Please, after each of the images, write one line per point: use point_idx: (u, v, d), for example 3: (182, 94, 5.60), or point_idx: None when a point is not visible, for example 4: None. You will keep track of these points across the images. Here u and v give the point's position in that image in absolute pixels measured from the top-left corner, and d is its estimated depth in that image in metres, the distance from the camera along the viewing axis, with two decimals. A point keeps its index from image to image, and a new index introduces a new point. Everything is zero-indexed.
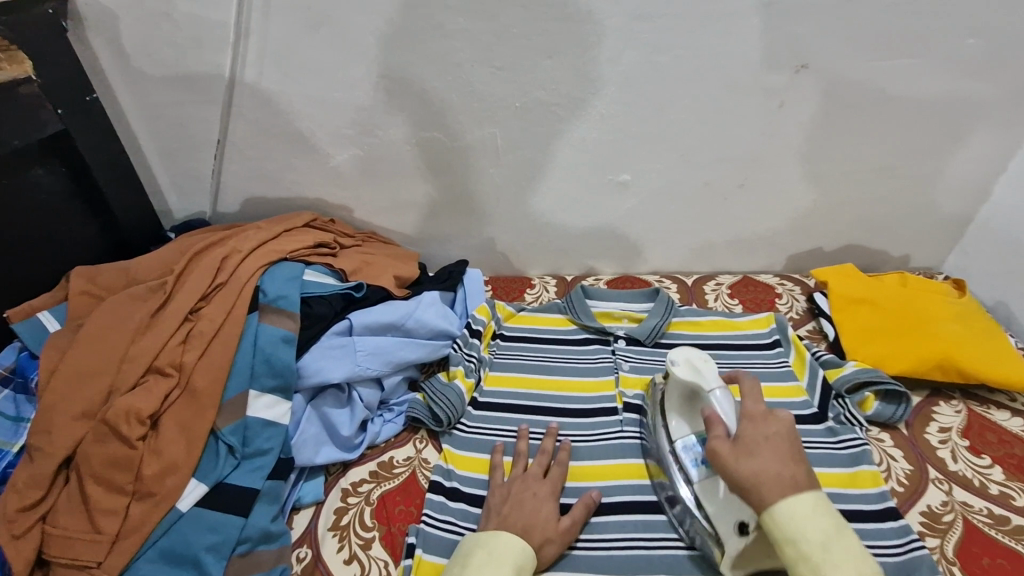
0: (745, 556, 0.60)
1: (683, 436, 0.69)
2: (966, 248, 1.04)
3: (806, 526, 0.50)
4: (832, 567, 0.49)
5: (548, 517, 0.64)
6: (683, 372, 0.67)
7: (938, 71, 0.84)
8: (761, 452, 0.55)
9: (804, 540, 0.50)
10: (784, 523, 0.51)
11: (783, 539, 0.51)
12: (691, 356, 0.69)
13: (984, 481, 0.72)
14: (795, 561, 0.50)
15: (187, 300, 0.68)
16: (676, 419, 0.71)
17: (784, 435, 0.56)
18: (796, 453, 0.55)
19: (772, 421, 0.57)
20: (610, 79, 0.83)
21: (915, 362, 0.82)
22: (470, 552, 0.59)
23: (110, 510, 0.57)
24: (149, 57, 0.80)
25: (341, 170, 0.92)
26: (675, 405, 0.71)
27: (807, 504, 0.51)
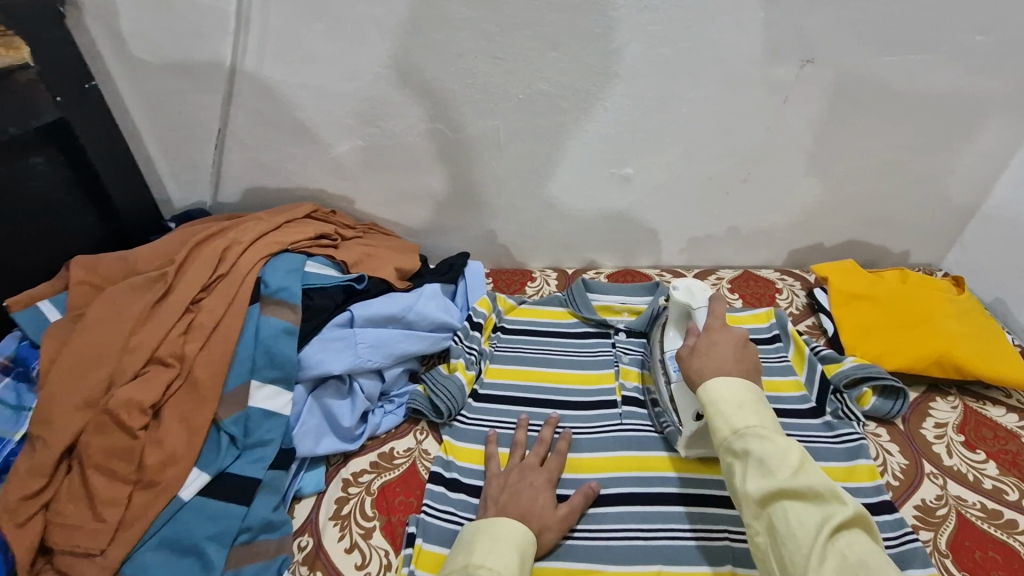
0: (696, 438, 0.70)
1: (672, 347, 0.79)
2: (967, 245, 1.05)
3: (721, 387, 0.58)
4: (738, 416, 0.56)
5: (546, 505, 0.65)
6: (680, 296, 0.77)
7: (943, 67, 0.84)
8: (710, 353, 0.64)
9: (719, 397, 0.58)
10: (705, 386, 0.59)
11: (703, 399, 0.59)
12: (692, 285, 0.78)
13: (978, 476, 0.73)
14: (710, 414, 0.58)
15: (188, 291, 0.68)
16: (673, 332, 0.80)
17: (734, 341, 0.64)
18: (742, 353, 0.63)
19: (726, 331, 0.66)
20: (614, 71, 0.82)
21: (914, 358, 0.83)
22: (472, 539, 0.58)
23: (112, 500, 0.57)
24: (149, 44, 0.80)
25: (343, 161, 0.92)
26: (674, 320, 0.80)
27: (727, 375, 0.60)
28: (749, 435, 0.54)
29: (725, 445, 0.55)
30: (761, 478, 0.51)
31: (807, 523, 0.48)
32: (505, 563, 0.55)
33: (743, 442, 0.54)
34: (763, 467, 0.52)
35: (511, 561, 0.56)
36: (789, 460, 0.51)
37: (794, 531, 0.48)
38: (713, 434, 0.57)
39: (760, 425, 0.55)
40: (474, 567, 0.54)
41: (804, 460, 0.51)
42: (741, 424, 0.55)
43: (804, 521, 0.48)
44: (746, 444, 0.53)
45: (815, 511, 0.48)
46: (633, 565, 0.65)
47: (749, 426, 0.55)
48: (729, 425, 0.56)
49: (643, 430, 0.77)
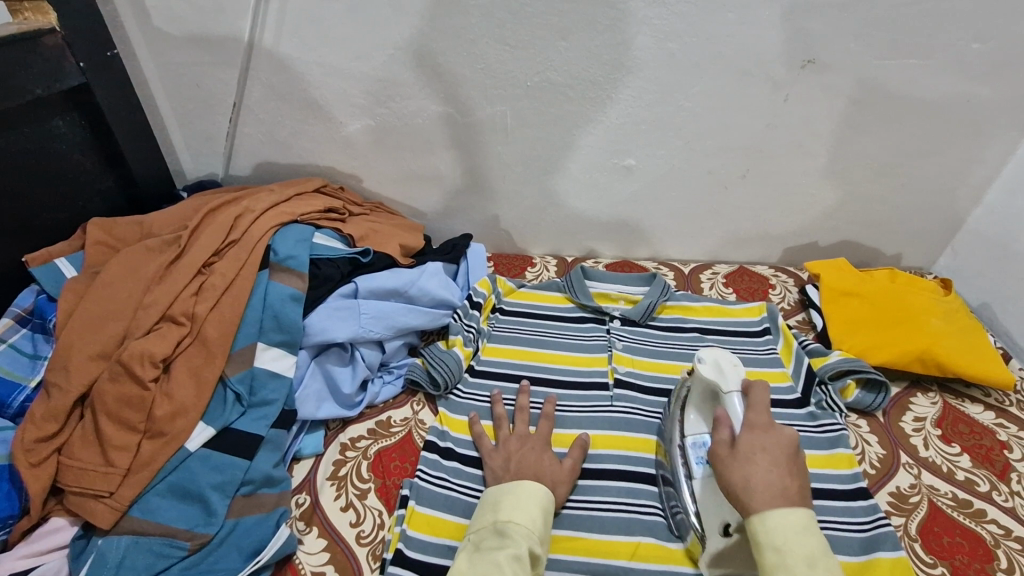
0: (723, 557, 0.61)
1: (695, 432, 0.70)
2: (956, 250, 1.07)
3: (793, 539, 0.51)
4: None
5: (553, 465, 0.68)
6: (708, 371, 0.69)
7: (940, 73, 0.87)
8: (756, 459, 0.57)
9: (789, 551, 0.51)
10: (772, 529, 0.52)
11: (766, 544, 0.52)
12: (720, 358, 0.69)
13: (952, 467, 0.75)
14: (772, 569, 0.51)
15: (201, 254, 0.71)
16: (694, 414, 0.72)
17: (783, 447, 0.58)
18: (792, 465, 0.57)
19: (775, 434, 0.60)
20: (621, 63, 0.84)
21: (898, 354, 0.85)
22: (498, 497, 0.62)
23: (122, 446, 0.60)
24: (170, 16, 0.82)
25: (353, 140, 0.94)
26: (696, 401, 0.72)
27: (797, 516, 0.53)
28: None
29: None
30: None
31: None
32: (532, 519, 0.59)
33: None
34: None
35: (537, 517, 0.59)
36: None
37: None
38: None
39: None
40: (504, 522, 0.58)
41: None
42: None
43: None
44: None
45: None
46: (618, 536, 0.67)
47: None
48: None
49: (632, 411, 0.80)
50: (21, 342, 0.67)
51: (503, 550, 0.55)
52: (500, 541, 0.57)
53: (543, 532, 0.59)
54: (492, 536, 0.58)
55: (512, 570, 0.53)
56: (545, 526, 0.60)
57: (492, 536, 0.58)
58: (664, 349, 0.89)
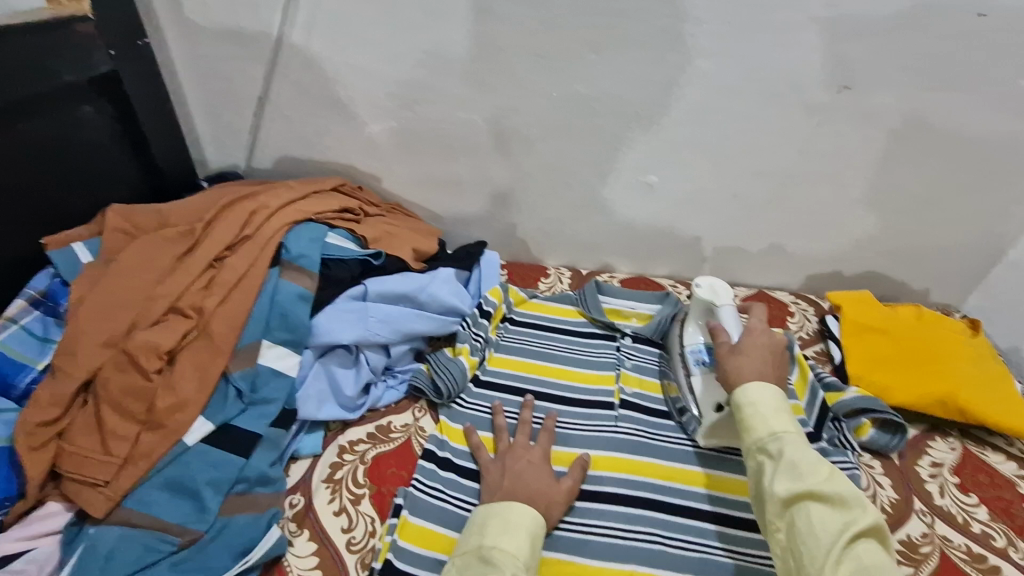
0: (715, 429, 0.74)
1: (692, 342, 0.82)
2: (990, 290, 1.03)
3: (764, 394, 0.62)
4: (777, 420, 0.60)
5: (548, 483, 0.67)
6: (703, 293, 0.79)
7: (985, 107, 0.83)
8: (749, 352, 0.67)
9: (761, 401, 0.61)
10: (749, 389, 0.63)
11: (743, 401, 0.63)
12: (715, 283, 0.80)
13: (968, 518, 0.72)
14: (748, 416, 0.61)
15: (213, 248, 0.71)
16: (693, 326, 0.83)
17: (772, 346, 0.68)
18: (776, 360, 0.67)
19: (767, 336, 0.69)
20: (650, 79, 0.83)
21: (918, 396, 0.82)
22: (485, 522, 0.61)
23: (121, 436, 0.60)
24: (203, 9, 0.83)
25: (375, 140, 0.94)
26: (694, 316, 0.83)
27: (769, 382, 0.63)
28: (785, 438, 0.58)
29: (760, 445, 0.59)
30: (791, 478, 0.55)
31: (828, 523, 0.51)
32: (518, 545, 0.58)
33: (779, 445, 0.57)
34: (794, 470, 0.55)
35: (522, 543, 0.58)
36: (820, 467, 0.55)
37: (816, 529, 0.51)
38: (749, 434, 0.61)
39: (796, 433, 0.58)
40: (488, 548, 0.57)
41: (834, 470, 0.55)
42: (780, 429, 0.59)
43: (827, 521, 0.52)
44: (782, 447, 0.57)
45: (838, 516, 0.52)
46: (611, 563, 0.66)
47: (786, 431, 0.58)
48: (767, 427, 0.59)
49: (636, 435, 0.78)
50: (33, 324, 0.68)
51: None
52: (483, 568, 0.56)
53: (529, 559, 0.58)
54: (477, 563, 0.57)
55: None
56: (531, 552, 0.59)
57: (477, 562, 0.56)
58: None
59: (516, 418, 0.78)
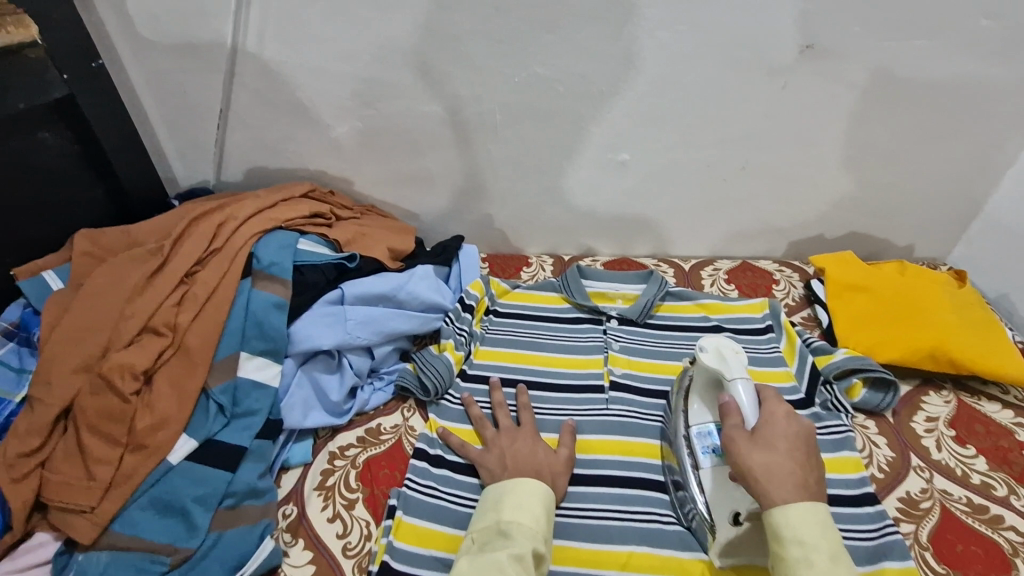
0: (733, 546, 0.62)
1: (700, 422, 0.70)
2: (973, 239, 1.02)
3: (814, 535, 0.53)
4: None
5: (547, 458, 0.68)
6: (710, 359, 0.68)
7: (949, 54, 0.82)
8: (776, 448, 0.58)
9: (811, 546, 0.52)
10: (798, 526, 0.53)
11: (789, 540, 0.53)
12: (722, 345, 0.69)
13: (966, 470, 0.72)
14: (794, 563, 0.52)
15: (183, 263, 0.70)
16: (698, 403, 0.71)
17: (802, 438, 0.59)
18: (809, 456, 0.58)
19: (793, 424, 0.60)
20: (611, 56, 0.82)
21: (909, 351, 0.81)
22: (500, 497, 0.62)
23: (104, 460, 0.59)
24: (154, 24, 0.81)
25: (342, 142, 0.93)
26: (700, 390, 0.72)
27: (817, 508, 0.54)
28: None
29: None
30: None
31: None
32: (534, 517, 0.60)
33: None
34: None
35: (539, 516, 0.60)
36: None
37: None
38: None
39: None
40: (507, 522, 0.59)
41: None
42: None
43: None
44: None
45: None
46: (610, 545, 0.65)
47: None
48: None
49: (628, 415, 0.77)
50: (8, 356, 0.68)
51: (505, 550, 0.56)
52: (503, 542, 0.57)
53: (546, 530, 0.60)
54: (496, 537, 0.59)
55: (514, 571, 0.53)
56: (548, 522, 0.61)
57: (497, 537, 0.58)
58: (661, 350, 0.87)
59: (490, 405, 0.78)
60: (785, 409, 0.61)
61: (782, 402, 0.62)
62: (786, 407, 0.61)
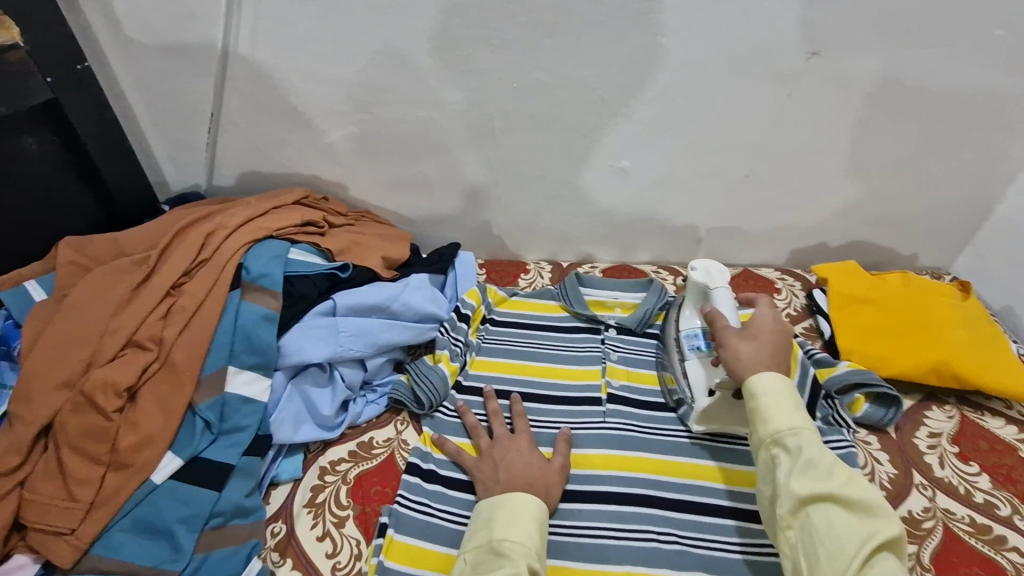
0: (708, 414, 0.73)
1: (688, 326, 0.78)
2: (978, 249, 1.01)
3: (780, 386, 0.60)
4: (795, 415, 0.58)
5: (540, 467, 0.67)
6: (698, 276, 0.76)
7: (959, 63, 0.81)
8: (759, 340, 0.65)
9: (778, 394, 0.60)
10: (767, 380, 0.60)
11: (760, 391, 0.60)
12: (711, 265, 0.76)
13: (969, 488, 0.70)
14: (765, 408, 0.59)
15: (169, 275, 0.68)
16: (689, 310, 0.78)
17: (783, 334, 0.66)
18: (785, 348, 0.65)
19: (778, 322, 0.67)
20: (614, 61, 0.80)
21: (911, 365, 0.80)
22: (492, 515, 0.61)
23: (85, 480, 0.58)
24: (143, 27, 0.79)
25: (336, 147, 0.91)
26: (690, 300, 0.79)
27: (783, 374, 0.62)
28: (804, 435, 0.57)
29: (776, 439, 0.57)
30: (811, 478, 0.54)
31: (851, 529, 0.51)
32: (528, 534, 0.58)
33: (798, 442, 0.56)
34: (814, 471, 0.54)
35: (532, 532, 0.59)
36: (839, 470, 0.54)
37: (837, 533, 0.51)
38: (764, 426, 0.59)
39: (813, 430, 0.57)
40: (499, 541, 0.57)
41: (848, 472, 0.55)
42: (798, 424, 0.57)
43: (842, 516, 0.52)
44: (801, 443, 0.56)
45: (858, 523, 0.52)
46: (606, 565, 0.64)
47: (805, 428, 0.57)
48: (785, 422, 0.58)
49: (626, 429, 0.76)
50: None
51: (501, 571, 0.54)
52: (497, 562, 0.56)
53: (539, 546, 0.58)
54: (489, 557, 0.57)
55: None
56: (541, 538, 0.59)
57: (491, 557, 0.57)
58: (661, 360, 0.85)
59: (486, 416, 0.76)
60: (771, 310, 0.68)
61: (770, 307, 0.69)
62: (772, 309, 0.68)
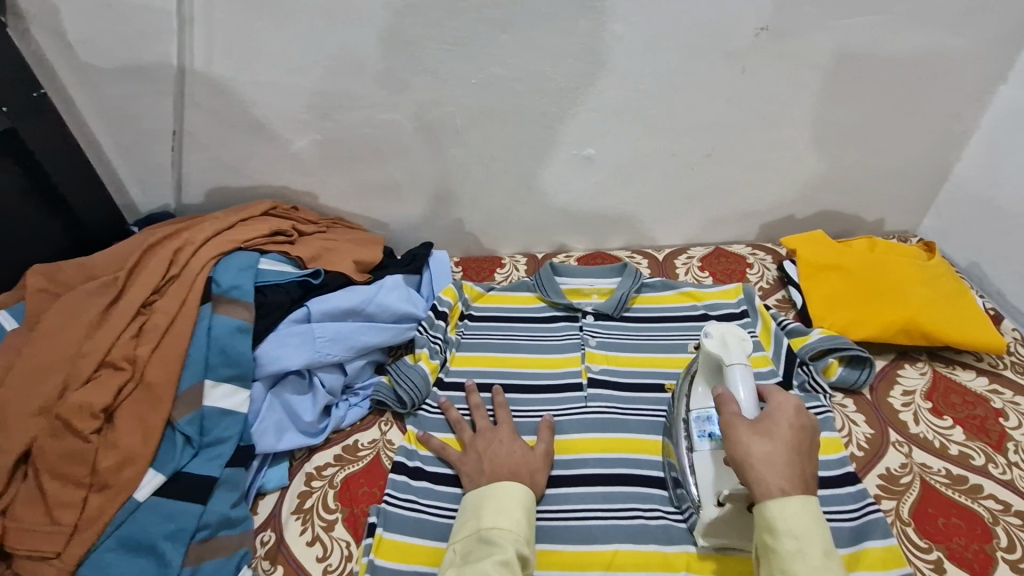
0: (717, 527, 0.62)
1: (701, 407, 0.68)
2: (942, 208, 1.03)
3: (809, 529, 0.51)
4: (826, 575, 0.50)
5: (523, 455, 0.68)
6: (713, 345, 0.67)
7: (904, 28, 0.82)
8: (778, 438, 0.56)
9: (807, 541, 0.51)
10: (793, 520, 0.51)
11: (786, 535, 0.51)
12: (727, 334, 0.67)
13: (944, 442, 0.72)
14: (788, 557, 0.51)
15: (139, 294, 0.68)
16: (702, 387, 0.70)
17: (807, 436, 0.57)
18: (809, 454, 0.56)
19: (801, 419, 0.58)
20: (569, 51, 0.81)
21: (881, 327, 0.81)
22: (479, 504, 0.61)
23: (68, 503, 0.58)
24: (96, 50, 0.79)
25: (302, 156, 0.91)
26: (705, 373, 0.70)
27: (812, 503, 0.53)
28: None
29: None
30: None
31: None
32: (515, 521, 0.59)
33: None
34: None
35: (520, 518, 0.59)
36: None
37: None
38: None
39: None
40: (487, 530, 0.58)
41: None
42: None
43: None
44: None
45: None
46: (593, 545, 0.65)
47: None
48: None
49: (608, 411, 0.77)
50: None
51: (490, 558, 0.55)
52: (486, 550, 0.56)
53: (528, 532, 0.59)
54: (479, 545, 0.58)
55: None
56: (529, 524, 0.60)
57: (480, 545, 0.57)
58: (639, 342, 0.86)
59: (468, 409, 0.77)
60: (795, 405, 0.59)
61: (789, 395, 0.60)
62: (793, 400, 0.59)
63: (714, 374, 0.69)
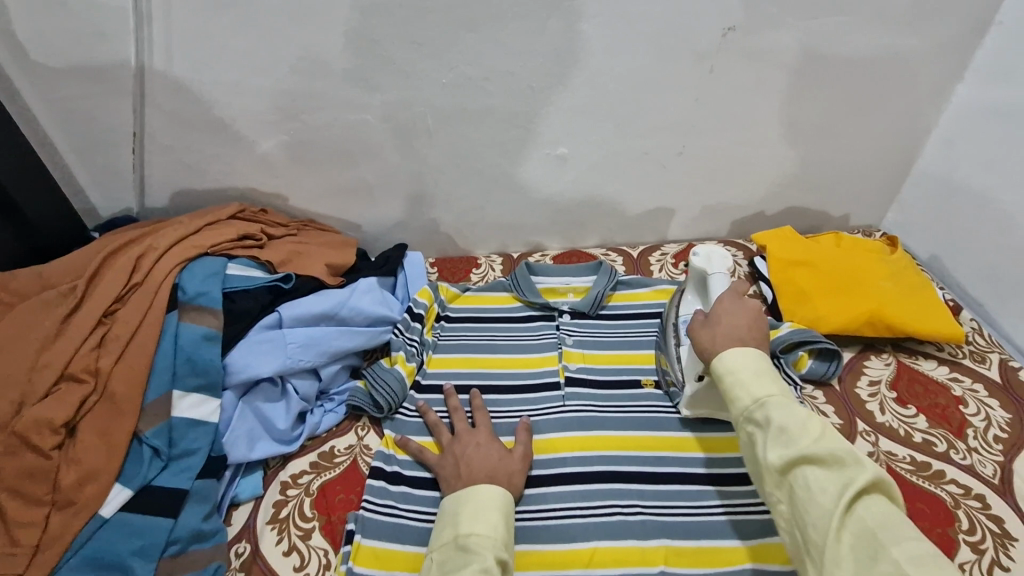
0: (697, 399, 0.73)
1: (688, 311, 0.80)
2: (903, 203, 1.06)
3: (743, 360, 0.59)
4: (759, 385, 0.57)
5: (500, 458, 0.67)
6: (699, 260, 0.78)
7: (865, 28, 0.85)
8: (720, 321, 0.65)
9: (741, 368, 0.59)
10: (727, 359, 0.60)
11: (723, 372, 0.60)
12: (713, 251, 0.78)
13: (909, 430, 0.75)
14: (731, 387, 0.58)
15: (99, 303, 0.66)
16: (690, 295, 0.81)
17: (749, 314, 0.65)
18: (754, 324, 0.64)
19: (740, 304, 0.67)
20: (538, 51, 0.81)
21: (848, 319, 0.84)
22: (456, 511, 0.61)
23: (28, 523, 0.56)
24: (48, 49, 0.76)
25: (270, 157, 0.89)
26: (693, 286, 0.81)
27: (747, 347, 0.61)
28: (769, 403, 0.55)
29: (746, 416, 0.56)
30: (783, 446, 0.52)
31: (828, 487, 0.49)
32: (493, 526, 0.59)
33: (765, 412, 0.55)
34: (786, 437, 0.52)
35: (496, 523, 0.59)
36: (812, 428, 0.52)
37: (816, 496, 0.49)
38: (734, 405, 0.58)
39: (780, 396, 0.56)
40: (465, 537, 0.58)
41: (825, 428, 0.53)
42: (762, 394, 0.56)
43: (822, 481, 0.50)
44: (767, 413, 0.54)
45: (836, 477, 0.50)
46: (571, 544, 0.65)
47: (770, 396, 0.56)
48: (750, 394, 0.57)
49: (586, 411, 0.77)
50: None
51: (469, 566, 0.54)
52: (464, 558, 0.56)
53: (504, 536, 0.59)
54: (456, 554, 0.57)
55: None
56: (506, 529, 0.60)
57: (457, 553, 0.57)
58: (616, 339, 0.87)
59: (447, 413, 0.76)
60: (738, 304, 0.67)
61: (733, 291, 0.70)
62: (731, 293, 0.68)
63: (698, 285, 0.80)
